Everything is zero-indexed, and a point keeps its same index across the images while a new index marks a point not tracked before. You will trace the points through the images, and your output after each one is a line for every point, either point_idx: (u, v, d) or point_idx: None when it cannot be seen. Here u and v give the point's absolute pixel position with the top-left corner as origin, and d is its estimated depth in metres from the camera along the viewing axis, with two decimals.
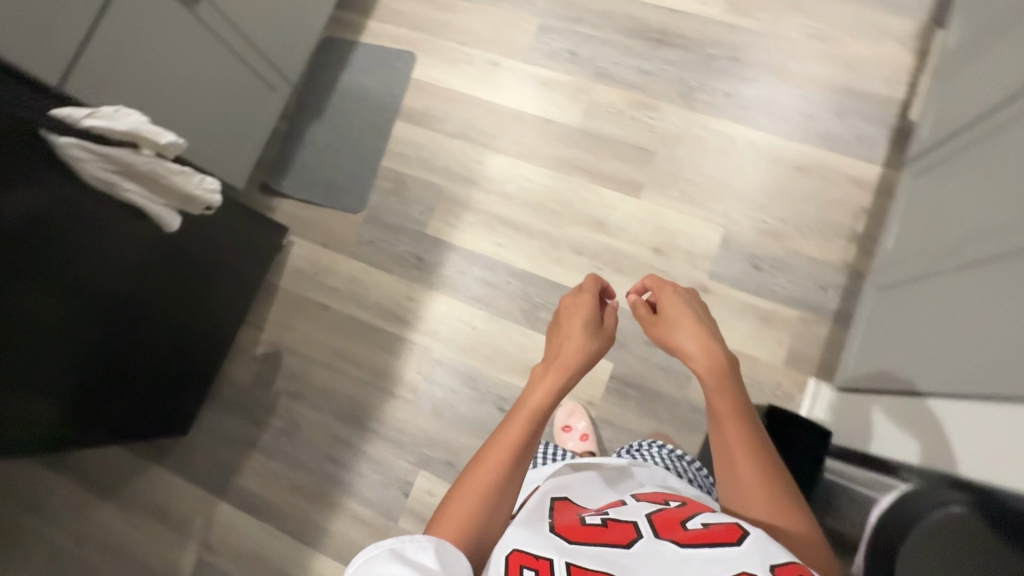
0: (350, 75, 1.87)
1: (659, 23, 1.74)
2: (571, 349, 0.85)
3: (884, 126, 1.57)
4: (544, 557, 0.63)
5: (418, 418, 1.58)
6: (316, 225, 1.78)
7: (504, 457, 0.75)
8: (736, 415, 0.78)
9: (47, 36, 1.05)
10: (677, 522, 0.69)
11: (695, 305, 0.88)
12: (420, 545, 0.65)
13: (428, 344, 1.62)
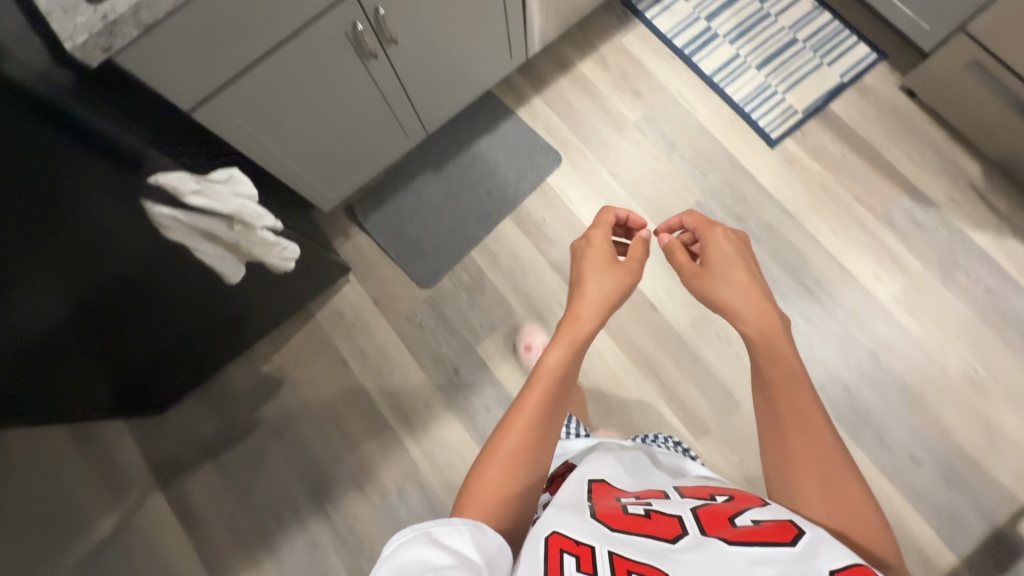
0: (489, 143, 1.71)
1: (821, 271, 1.53)
2: (591, 303, 0.88)
3: (987, 521, 1.36)
4: (585, 543, 0.60)
5: (373, 527, 1.50)
6: (379, 275, 1.66)
7: (526, 424, 0.76)
8: (792, 396, 0.75)
9: (199, 70, 0.94)
10: (724, 517, 0.64)
11: (739, 255, 0.89)
12: (454, 526, 0.62)
13: (420, 462, 1.53)
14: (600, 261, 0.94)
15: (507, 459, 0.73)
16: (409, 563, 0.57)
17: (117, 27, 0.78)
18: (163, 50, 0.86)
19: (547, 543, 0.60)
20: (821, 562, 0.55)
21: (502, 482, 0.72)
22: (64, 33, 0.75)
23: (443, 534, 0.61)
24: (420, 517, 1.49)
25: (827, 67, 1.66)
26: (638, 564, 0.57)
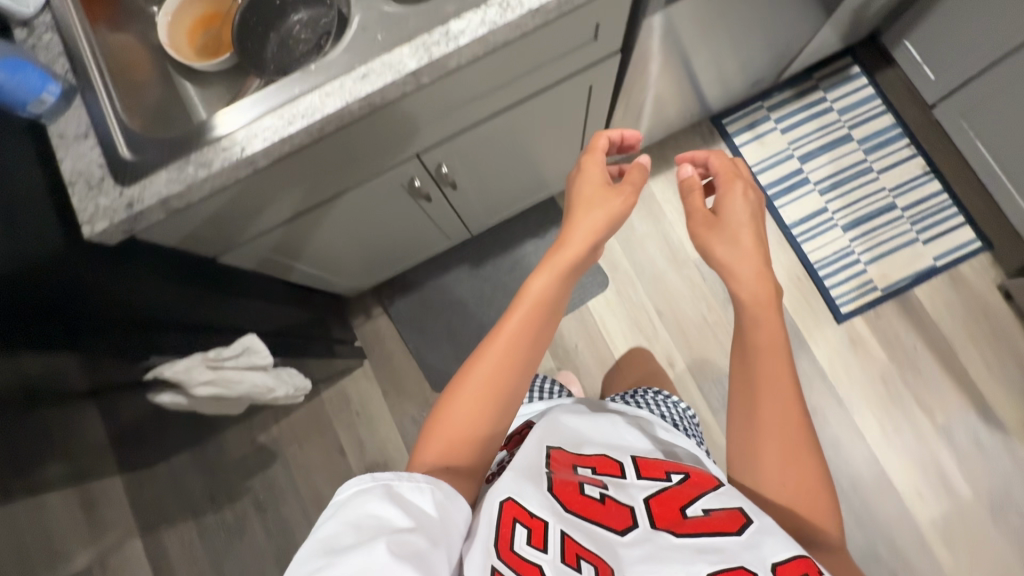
0: (535, 250, 1.59)
1: (859, 474, 1.40)
2: (579, 234, 0.73)
3: None
4: (540, 518, 0.55)
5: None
6: (393, 366, 1.58)
7: (501, 370, 0.66)
8: (771, 371, 0.65)
9: (231, 228, 0.84)
10: (679, 506, 0.59)
11: (755, 205, 0.72)
12: (417, 484, 0.54)
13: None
14: (596, 178, 0.78)
15: (475, 401, 0.64)
16: (365, 519, 0.49)
17: (142, 208, 0.68)
18: (195, 223, 0.77)
19: (500, 510, 0.55)
20: (764, 554, 0.52)
21: (467, 426, 0.63)
22: (85, 214, 0.68)
23: (405, 490, 0.52)
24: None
25: (921, 245, 1.48)
26: (588, 551, 0.53)
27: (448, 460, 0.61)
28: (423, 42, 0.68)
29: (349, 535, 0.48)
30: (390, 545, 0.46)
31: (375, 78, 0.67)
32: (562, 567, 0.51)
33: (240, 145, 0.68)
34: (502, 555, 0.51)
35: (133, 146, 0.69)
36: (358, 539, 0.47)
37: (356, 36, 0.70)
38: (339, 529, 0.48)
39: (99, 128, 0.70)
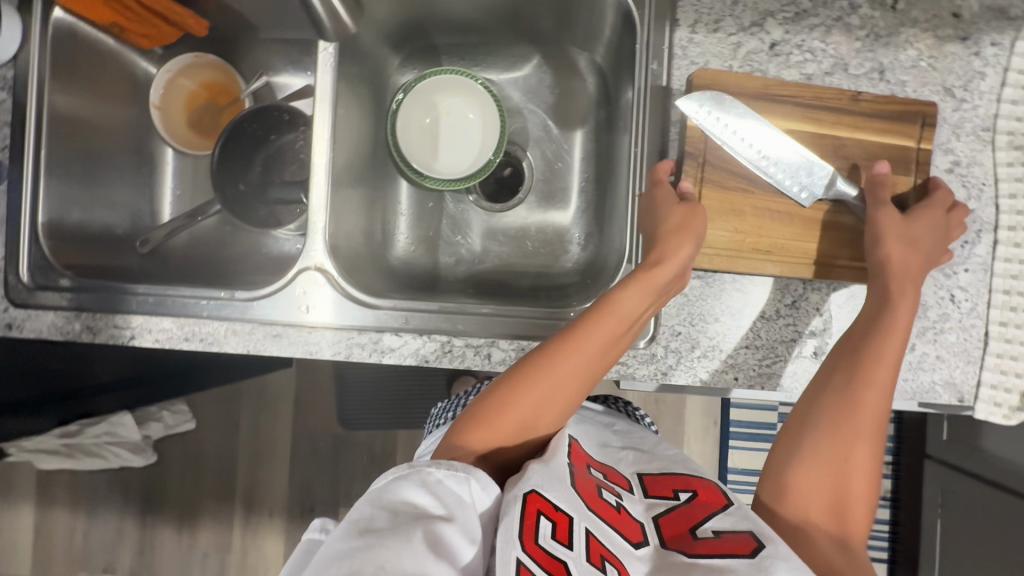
0: None
1: None
2: (671, 264, 0.53)
3: None
4: (566, 513, 0.45)
5: (166, 562, 1.65)
6: (314, 382, 1.61)
7: (575, 380, 0.52)
8: (881, 378, 0.49)
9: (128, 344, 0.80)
10: (689, 525, 0.47)
11: (947, 231, 0.53)
12: (453, 470, 0.46)
13: (232, 549, 1.62)
14: (666, 205, 0.55)
15: (552, 396, 0.52)
16: (398, 507, 0.43)
17: (18, 334, 0.64)
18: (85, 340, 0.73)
19: (523, 502, 0.45)
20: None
21: (528, 420, 0.52)
22: None
23: (440, 477, 0.45)
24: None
25: None
26: (613, 554, 0.44)
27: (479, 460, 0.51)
28: (349, 338, 0.61)
29: (383, 519, 0.42)
30: (427, 542, 0.40)
31: (286, 345, 0.61)
32: (587, 568, 0.42)
33: (131, 331, 0.63)
34: (527, 550, 0.41)
35: (36, 271, 0.64)
36: (393, 524, 0.41)
37: (293, 287, 0.62)
38: (372, 513, 0.43)
39: (12, 229, 0.64)
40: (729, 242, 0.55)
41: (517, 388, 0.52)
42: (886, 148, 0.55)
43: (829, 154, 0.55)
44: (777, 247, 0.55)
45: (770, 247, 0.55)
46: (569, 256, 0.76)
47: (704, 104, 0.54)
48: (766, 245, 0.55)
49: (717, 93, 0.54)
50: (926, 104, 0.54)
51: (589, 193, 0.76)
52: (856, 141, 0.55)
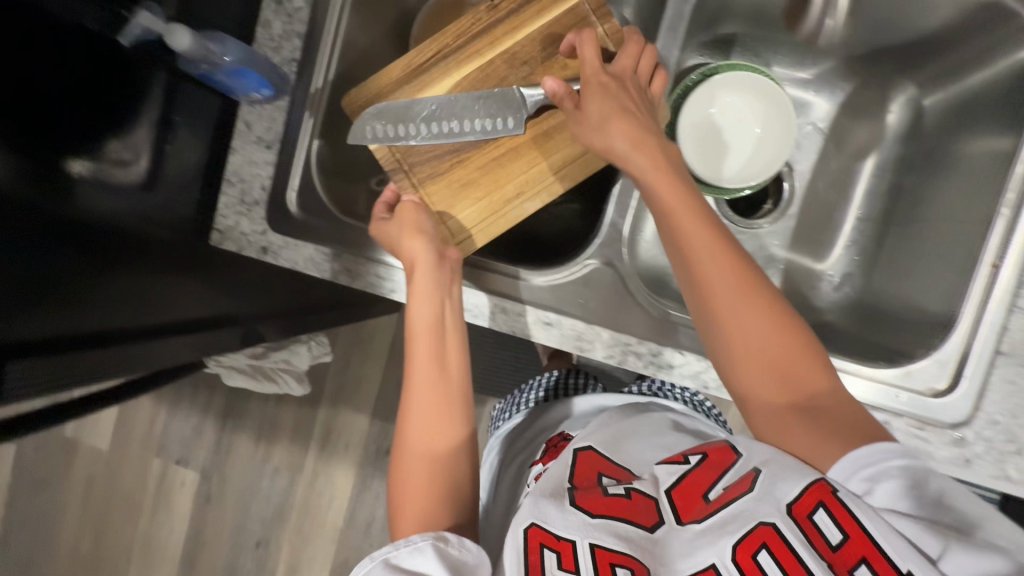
0: None
1: None
2: (414, 252, 0.56)
3: None
4: (566, 538, 0.46)
5: (236, 471, 1.60)
6: None
7: (432, 364, 0.56)
8: (722, 307, 0.50)
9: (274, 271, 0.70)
10: (701, 490, 0.47)
11: (641, 118, 0.54)
12: (414, 545, 0.47)
13: (304, 471, 1.58)
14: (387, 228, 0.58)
15: (434, 410, 0.56)
16: None
17: (272, 260, 0.62)
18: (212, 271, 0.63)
19: (526, 538, 0.47)
20: (778, 494, 0.43)
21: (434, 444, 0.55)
22: (222, 223, 0.62)
23: (401, 561, 0.47)
24: (270, 497, 1.59)
25: None
26: (625, 553, 0.45)
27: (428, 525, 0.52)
28: (627, 343, 0.57)
29: None
30: None
31: (556, 335, 0.58)
32: None
33: (391, 286, 0.60)
34: None
35: (304, 202, 0.62)
36: None
37: (575, 279, 0.58)
38: None
39: (287, 151, 0.61)
40: (477, 210, 0.61)
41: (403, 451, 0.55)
42: (554, 26, 0.60)
43: (503, 63, 0.61)
44: (520, 187, 0.60)
45: (515, 190, 0.61)
46: (822, 292, 0.70)
47: (373, 128, 0.59)
48: (510, 191, 0.61)
49: (376, 109, 0.59)
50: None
51: (867, 231, 0.69)
52: (529, 40, 0.60)
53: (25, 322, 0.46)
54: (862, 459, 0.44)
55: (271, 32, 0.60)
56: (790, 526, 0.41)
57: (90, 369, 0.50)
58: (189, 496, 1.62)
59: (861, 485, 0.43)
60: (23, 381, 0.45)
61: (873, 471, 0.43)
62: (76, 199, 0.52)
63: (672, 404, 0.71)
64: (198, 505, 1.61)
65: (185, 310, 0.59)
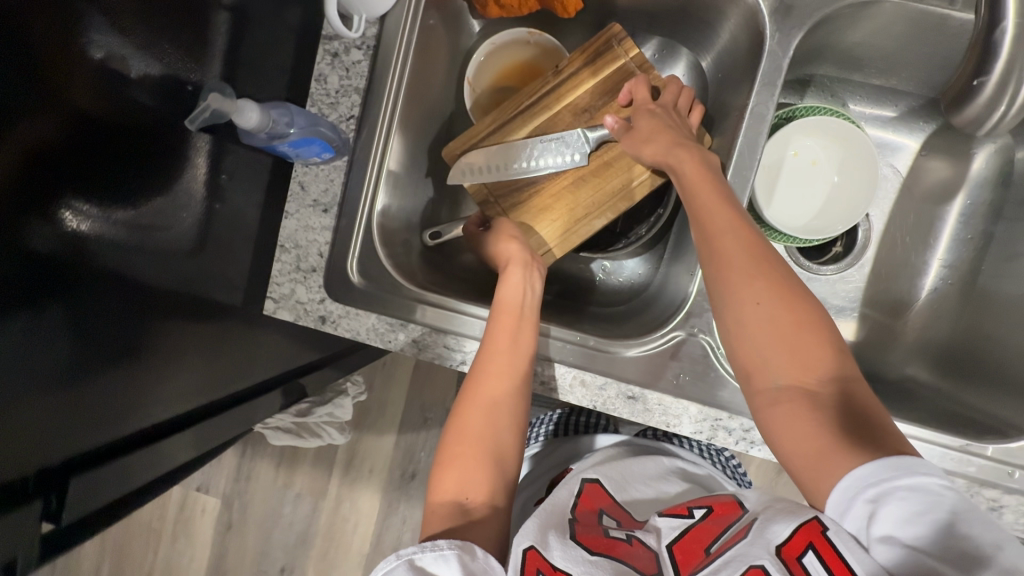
0: None
1: None
2: (512, 254, 0.58)
3: None
4: (564, 569, 0.41)
5: (261, 497, 1.32)
6: None
7: (507, 351, 0.53)
8: (746, 293, 0.45)
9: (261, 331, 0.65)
10: (702, 544, 0.42)
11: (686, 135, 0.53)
12: (441, 551, 0.41)
13: (325, 496, 1.30)
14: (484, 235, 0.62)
15: (495, 384, 0.52)
16: None
17: (331, 330, 0.58)
18: (215, 353, 0.60)
19: (522, 563, 0.42)
20: (767, 536, 0.39)
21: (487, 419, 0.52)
22: (276, 292, 0.57)
23: (428, 565, 0.40)
24: (293, 523, 1.31)
25: None
26: None
27: (467, 491, 0.48)
28: (716, 418, 0.54)
29: None
30: None
31: (639, 410, 0.55)
32: None
33: (462, 358, 0.57)
34: None
35: (365, 269, 0.58)
36: None
37: (663, 354, 0.55)
38: None
39: (346, 216, 0.57)
40: (555, 231, 0.61)
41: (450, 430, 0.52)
42: (607, 81, 0.60)
43: (570, 114, 0.60)
44: (592, 206, 0.60)
45: (587, 211, 0.60)
46: (903, 344, 0.66)
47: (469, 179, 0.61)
48: (581, 212, 0.60)
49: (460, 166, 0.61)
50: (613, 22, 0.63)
51: (952, 281, 0.65)
52: (588, 91, 0.60)
53: (76, 437, 0.47)
54: (865, 478, 0.37)
55: (326, 86, 0.56)
56: (780, 569, 0.36)
57: (112, 480, 0.52)
58: (211, 524, 1.34)
59: (864, 511, 0.36)
60: (68, 498, 0.47)
61: (878, 492, 0.36)
62: (118, 275, 0.47)
63: (684, 451, 0.66)
64: (220, 535, 1.33)
65: (199, 399, 0.60)
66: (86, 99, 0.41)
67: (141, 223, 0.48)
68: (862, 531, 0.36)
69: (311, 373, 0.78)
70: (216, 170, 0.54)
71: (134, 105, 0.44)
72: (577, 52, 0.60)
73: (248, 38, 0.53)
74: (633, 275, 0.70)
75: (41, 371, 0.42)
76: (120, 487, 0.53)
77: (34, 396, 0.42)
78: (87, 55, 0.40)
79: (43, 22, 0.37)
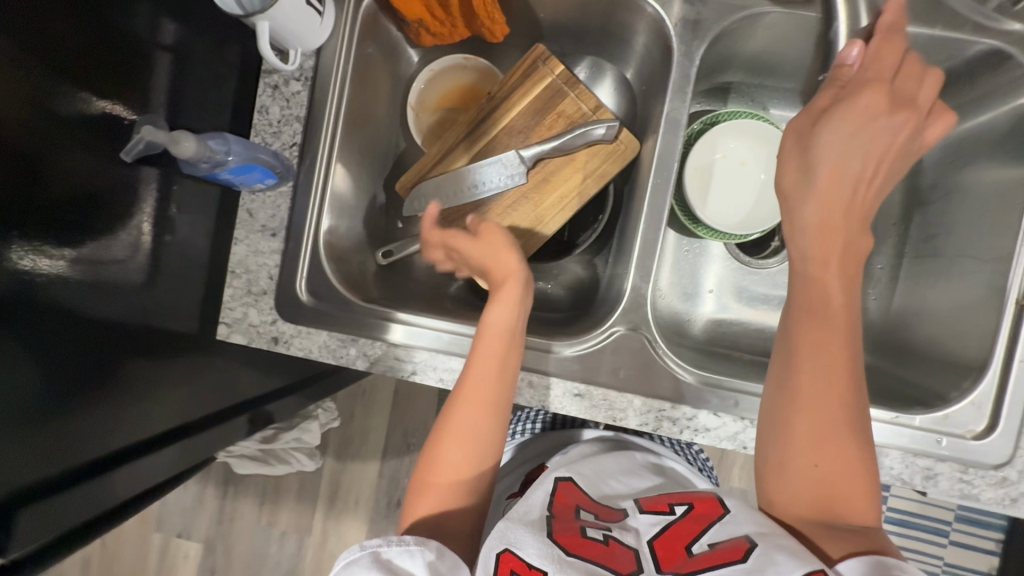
0: None
1: None
2: (506, 268, 0.56)
3: None
4: (540, 568, 0.42)
5: (245, 539, 1.30)
6: None
7: (493, 380, 0.52)
8: (809, 379, 0.46)
9: (220, 359, 0.66)
10: (684, 544, 0.44)
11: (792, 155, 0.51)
12: (406, 546, 0.45)
13: (312, 531, 1.28)
14: (467, 242, 0.58)
15: (474, 412, 0.52)
16: None
17: (285, 350, 0.59)
18: (172, 382, 0.61)
19: (496, 565, 0.42)
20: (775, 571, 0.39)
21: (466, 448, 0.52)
22: (229, 316, 0.59)
23: (392, 558, 0.44)
24: (279, 563, 1.29)
25: None
26: None
27: (442, 517, 0.51)
28: (660, 409, 0.56)
29: None
30: None
31: (586, 407, 0.57)
32: None
33: (412, 367, 0.59)
34: None
35: (314, 289, 0.60)
36: None
37: (605, 351, 0.57)
38: None
39: (293, 238, 0.59)
40: None
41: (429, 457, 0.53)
42: (537, 100, 0.64)
43: (506, 136, 0.64)
44: (534, 222, 0.64)
45: (530, 225, 0.64)
46: None
47: (421, 206, 0.65)
48: (525, 227, 0.64)
49: (415, 193, 0.65)
50: (541, 41, 0.67)
51: (884, 265, 0.67)
52: (521, 111, 0.64)
53: (27, 470, 0.47)
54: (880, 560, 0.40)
55: (269, 117, 0.59)
56: None
57: (56, 516, 0.51)
58: (195, 570, 1.31)
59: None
60: (15, 533, 0.47)
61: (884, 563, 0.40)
62: (71, 306, 0.48)
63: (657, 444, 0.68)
64: None
65: (152, 430, 0.60)
66: (30, 141, 0.43)
67: (90, 257, 0.49)
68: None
69: (279, 399, 0.78)
70: (164, 203, 0.56)
71: (77, 144, 0.47)
72: (507, 76, 0.64)
73: (191, 78, 0.56)
74: (583, 280, 0.72)
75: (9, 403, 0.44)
76: (67, 525, 0.52)
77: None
78: (35, 101, 0.43)
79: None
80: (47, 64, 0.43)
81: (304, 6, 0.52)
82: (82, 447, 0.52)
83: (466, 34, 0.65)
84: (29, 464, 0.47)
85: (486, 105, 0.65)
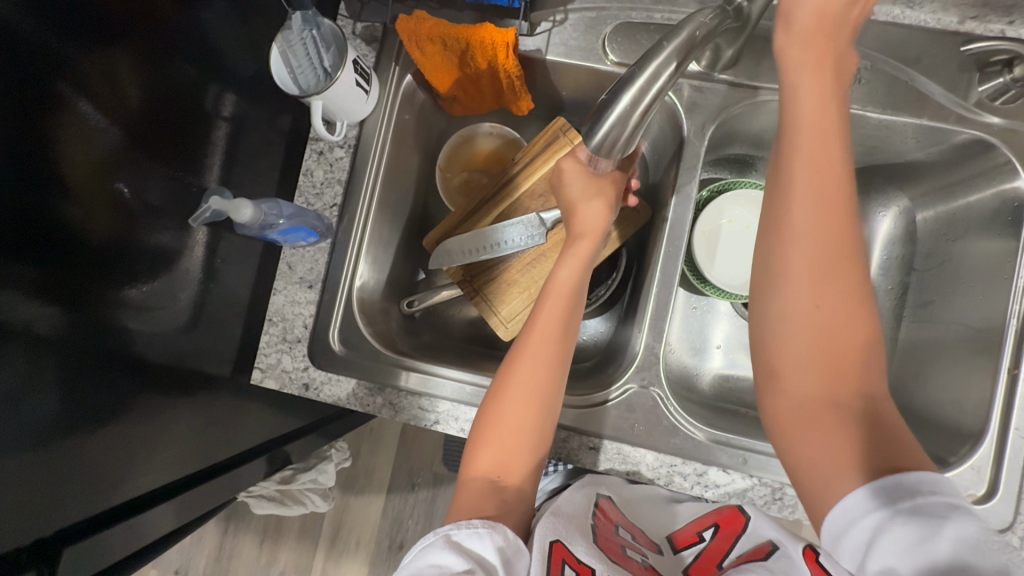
0: None
1: None
2: (590, 220, 0.58)
3: None
4: (589, 565, 0.44)
5: None
6: None
7: (559, 331, 0.54)
8: (804, 281, 0.47)
9: (246, 401, 0.69)
10: (714, 564, 0.48)
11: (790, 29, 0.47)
12: (475, 529, 0.45)
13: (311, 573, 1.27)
14: (580, 174, 0.58)
15: (537, 366, 0.53)
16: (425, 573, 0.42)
17: (314, 396, 0.63)
18: (202, 425, 0.63)
19: (549, 553, 0.45)
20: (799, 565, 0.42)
21: (528, 401, 0.52)
22: (264, 361, 0.63)
23: (462, 540, 0.44)
24: None
25: None
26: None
27: (503, 471, 0.51)
28: (671, 464, 0.58)
29: None
30: None
31: (602, 460, 0.59)
32: None
33: (435, 417, 0.62)
34: None
35: (345, 339, 0.64)
36: None
37: (620, 406, 0.60)
38: None
39: (329, 291, 0.64)
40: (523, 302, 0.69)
41: (488, 409, 0.53)
42: None
43: (527, 200, 0.69)
44: None
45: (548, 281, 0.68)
46: None
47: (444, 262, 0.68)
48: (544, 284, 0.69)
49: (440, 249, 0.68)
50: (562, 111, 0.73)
51: (883, 328, 0.70)
52: (542, 177, 0.68)
53: (66, 506, 0.49)
54: (862, 510, 0.40)
55: (313, 179, 0.65)
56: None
57: (87, 556, 0.53)
58: None
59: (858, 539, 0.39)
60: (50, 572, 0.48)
61: (877, 523, 0.39)
62: (124, 353, 0.52)
63: None
64: None
65: (178, 470, 0.62)
66: (105, 203, 0.47)
67: (144, 307, 0.53)
68: (852, 555, 0.39)
69: (297, 439, 0.81)
70: (212, 256, 0.61)
71: (143, 205, 0.51)
72: (530, 146, 0.69)
73: (245, 143, 0.62)
74: (596, 333, 0.75)
75: (25, 424, 0.43)
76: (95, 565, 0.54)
77: (18, 455, 0.43)
78: (117, 168, 0.48)
79: (72, 140, 0.44)
80: (127, 136, 0.49)
81: (355, 87, 0.58)
82: (118, 486, 0.54)
83: (493, 105, 0.72)
84: (73, 502, 0.50)
85: (509, 170, 0.70)
